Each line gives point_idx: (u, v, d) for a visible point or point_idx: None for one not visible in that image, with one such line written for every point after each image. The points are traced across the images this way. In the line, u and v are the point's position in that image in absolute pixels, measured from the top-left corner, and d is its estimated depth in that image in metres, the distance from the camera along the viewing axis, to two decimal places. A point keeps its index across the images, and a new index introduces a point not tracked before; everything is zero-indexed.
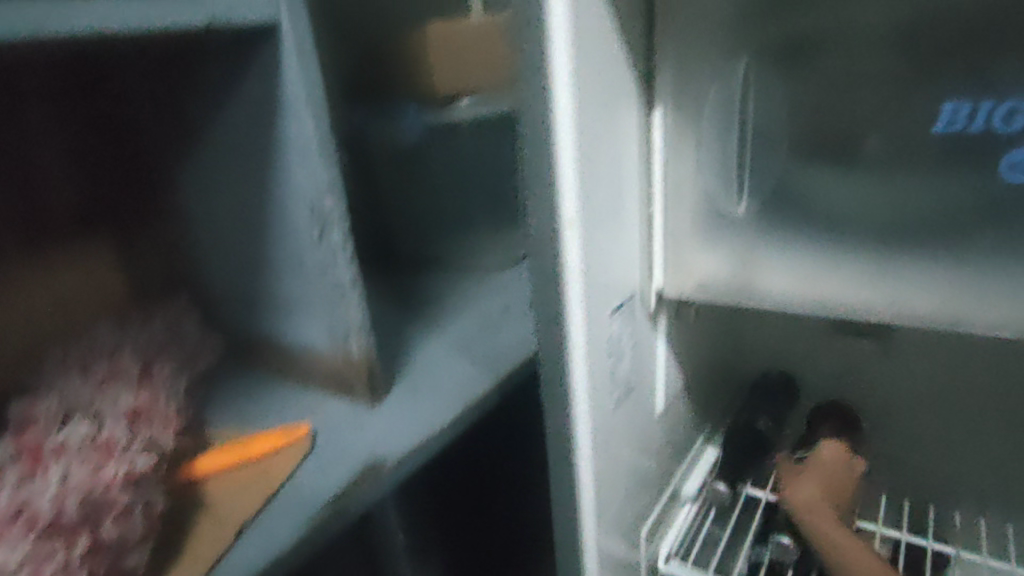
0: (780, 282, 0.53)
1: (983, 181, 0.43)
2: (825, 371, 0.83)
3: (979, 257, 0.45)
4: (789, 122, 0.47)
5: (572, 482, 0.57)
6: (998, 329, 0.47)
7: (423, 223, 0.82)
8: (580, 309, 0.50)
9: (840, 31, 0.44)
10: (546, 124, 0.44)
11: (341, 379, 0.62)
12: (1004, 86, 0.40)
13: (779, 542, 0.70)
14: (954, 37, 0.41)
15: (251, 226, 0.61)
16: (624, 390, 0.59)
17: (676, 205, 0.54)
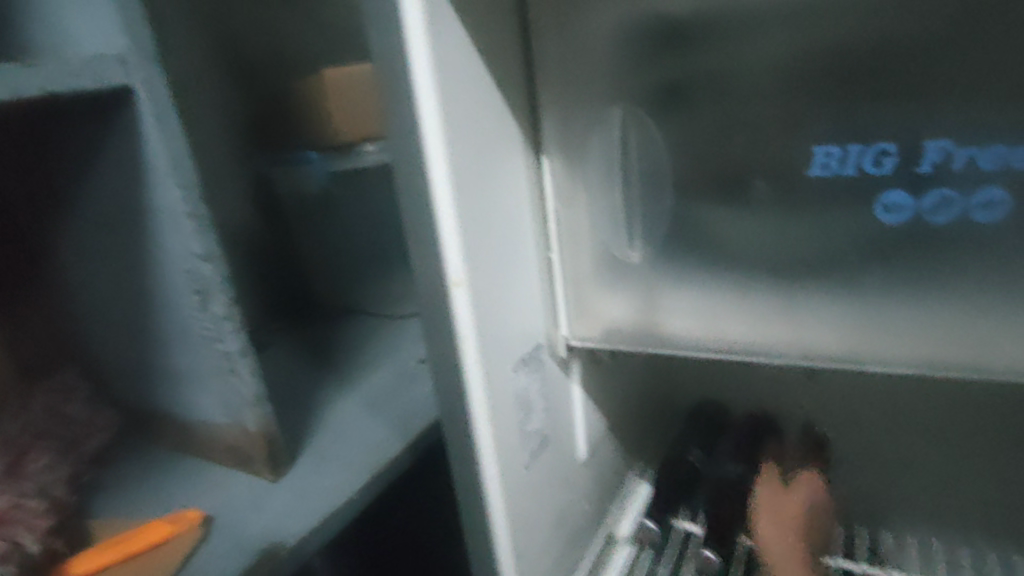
0: (682, 326, 0.51)
1: (865, 218, 0.42)
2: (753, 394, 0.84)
3: (874, 293, 0.44)
4: (673, 165, 0.47)
5: (487, 547, 0.54)
6: (907, 370, 0.44)
7: (341, 272, 0.83)
8: (477, 366, 0.48)
9: (712, 75, 0.43)
10: (421, 182, 0.43)
11: (241, 454, 0.58)
12: (871, 127, 0.40)
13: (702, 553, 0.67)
14: (819, 79, 0.41)
15: (135, 295, 0.57)
16: (539, 444, 0.57)
17: (576, 252, 0.53)
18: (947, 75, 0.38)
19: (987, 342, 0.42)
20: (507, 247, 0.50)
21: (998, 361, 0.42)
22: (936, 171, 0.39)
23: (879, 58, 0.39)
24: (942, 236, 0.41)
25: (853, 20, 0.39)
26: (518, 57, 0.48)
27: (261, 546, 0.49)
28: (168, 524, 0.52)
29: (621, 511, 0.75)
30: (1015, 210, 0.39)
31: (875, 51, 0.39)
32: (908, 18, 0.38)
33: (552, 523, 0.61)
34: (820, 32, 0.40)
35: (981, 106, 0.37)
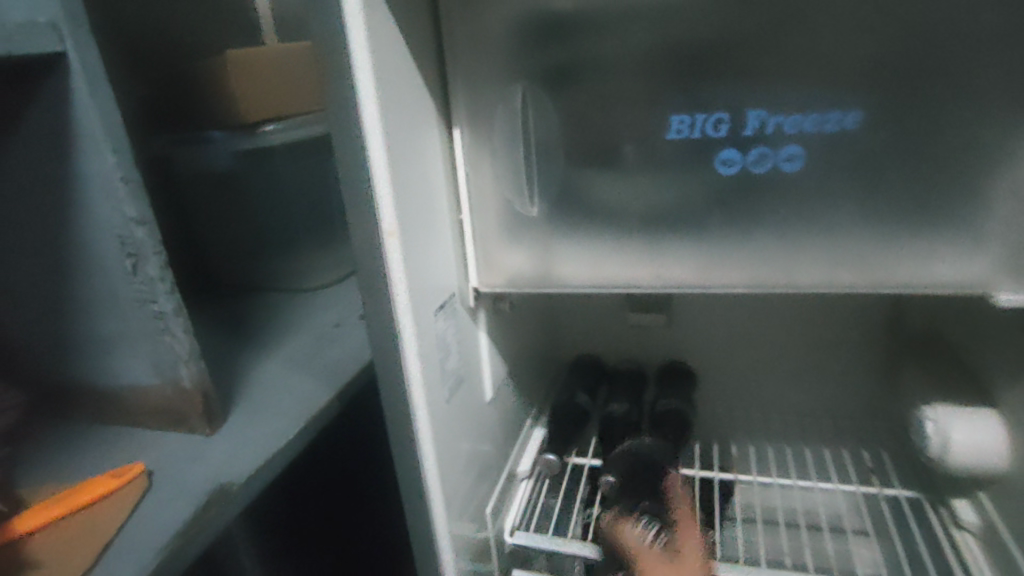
0: (572, 267, 0.62)
1: (710, 173, 0.55)
2: (623, 344, 0.99)
3: (716, 232, 0.57)
4: (562, 135, 0.57)
5: (418, 472, 0.61)
6: (741, 289, 0.58)
7: (248, 248, 0.86)
8: (407, 305, 0.55)
9: (594, 60, 0.54)
10: (359, 142, 0.49)
11: (174, 413, 0.60)
12: (710, 102, 0.53)
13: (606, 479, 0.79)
14: (675, 63, 0.53)
15: (50, 266, 0.57)
16: (456, 381, 0.65)
17: (483, 209, 0.62)
18: (760, 65, 0.51)
19: (795, 266, 0.56)
20: (427, 205, 0.57)
21: (801, 278, 0.57)
22: (756, 134, 0.53)
23: (714, 49, 0.52)
24: (762, 184, 0.55)
25: (695, 20, 0.51)
26: (430, 42, 0.56)
27: (210, 488, 0.53)
28: (113, 477, 0.54)
29: (520, 452, 0.86)
30: (808, 164, 0.53)
31: (713, 43, 0.51)
32: (734, 20, 0.51)
33: (468, 452, 0.70)
34: (673, 29, 0.52)
35: (784, 86, 0.51)
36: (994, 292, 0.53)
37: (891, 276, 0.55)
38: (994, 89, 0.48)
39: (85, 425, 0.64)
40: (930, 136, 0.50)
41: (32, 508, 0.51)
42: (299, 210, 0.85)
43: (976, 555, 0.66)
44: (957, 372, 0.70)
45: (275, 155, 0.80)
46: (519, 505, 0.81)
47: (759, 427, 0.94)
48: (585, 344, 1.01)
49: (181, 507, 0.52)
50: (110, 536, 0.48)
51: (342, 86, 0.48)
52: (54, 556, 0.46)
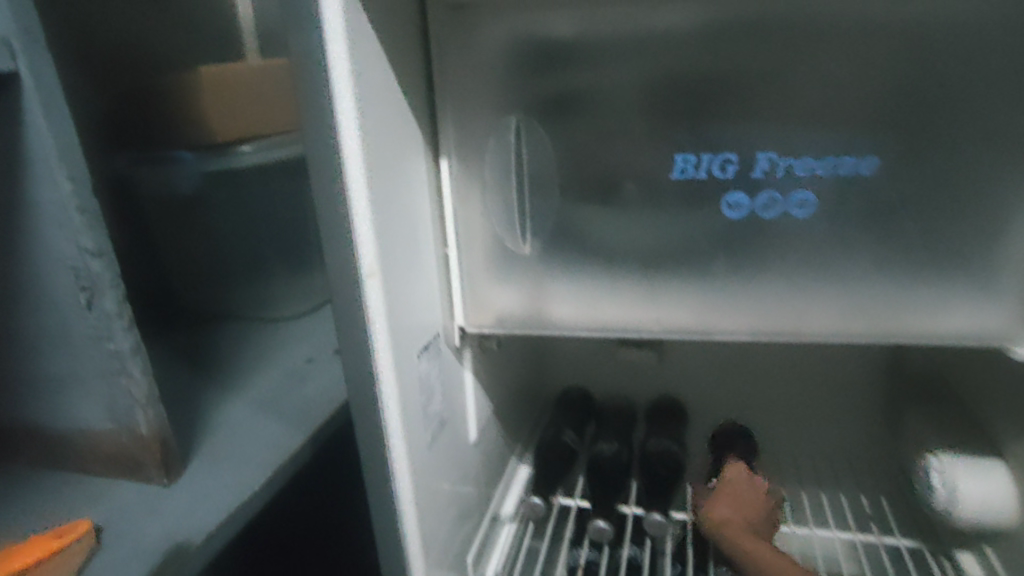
0: (566, 308, 0.58)
1: (713, 215, 0.52)
2: (612, 378, 0.96)
3: (721, 276, 0.54)
4: (559, 170, 0.54)
5: (396, 524, 0.57)
6: (743, 336, 0.55)
7: (220, 274, 0.81)
8: (387, 348, 0.51)
9: (594, 92, 0.51)
10: (339, 176, 0.45)
11: (130, 461, 0.55)
12: (717, 140, 0.50)
13: (595, 524, 0.75)
14: (679, 98, 0.50)
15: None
16: (439, 426, 0.61)
17: (471, 246, 0.58)
18: (769, 104, 0.48)
19: (801, 313, 0.53)
20: (412, 240, 0.53)
21: (808, 328, 0.54)
22: (763, 177, 0.50)
23: (723, 85, 0.49)
24: (769, 228, 0.52)
25: (703, 53, 0.48)
26: (419, 69, 0.53)
27: (166, 547, 0.48)
28: (58, 535, 0.48)
29: (503, 493, 0.82)
30: (819, 208, 0.50)
31: (720, 78, 0.48)
32: (743, 55, 0.48)
33: (449, 501, 0.65)
34: (679, 62, 0.49)
35: (795, 126, 0.49)
36: (1012, 345, 0.50)
37: (903, 327, 0.52)
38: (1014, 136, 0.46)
39: (32, 470, 0.59)
40: (947, 183, 0.48)
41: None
42: (275, 235, 0.81)
43: None
44: (963, 420, 0.67)
45: (250, 176, 0.76)
46: (503, 551, 0.77)
47: None
48: (572, 377, 0.98)
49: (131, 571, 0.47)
50: None
51: (322, 115, 0.44)
52: None
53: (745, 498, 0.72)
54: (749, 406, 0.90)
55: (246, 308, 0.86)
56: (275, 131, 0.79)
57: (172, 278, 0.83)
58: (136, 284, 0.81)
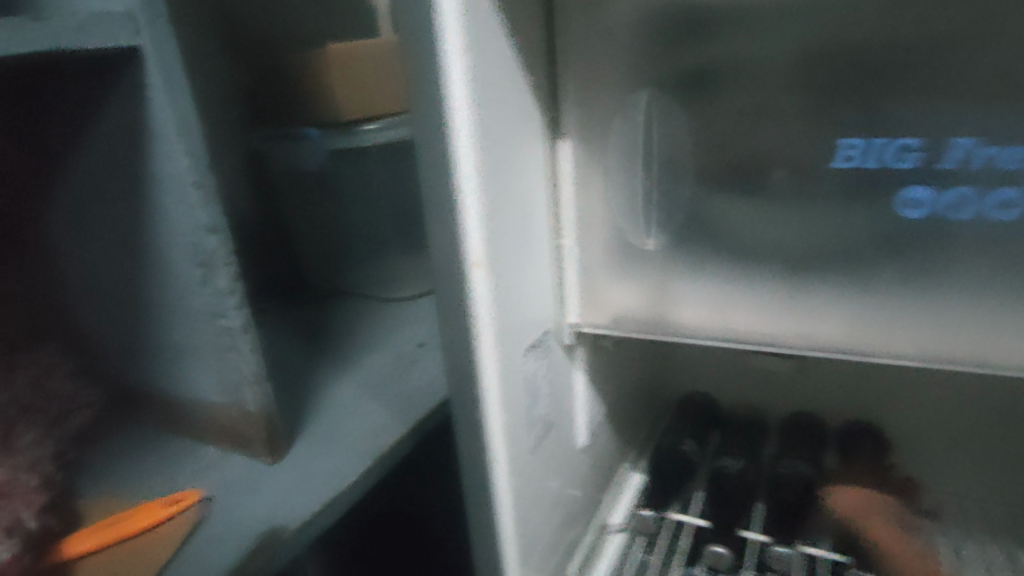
0: (693, 312, 0.51)
1: (888, 211, 0.43)
2: (741, 387, 0.87)
3: (888, 286, 0.45)
4: (693, 154, 0.47)
5: (491, 531, 0.54)
6: (913, 362, 0.45)
7: (339, 253, 0.82)
8: (489, 345, 0.47)
9: (741, 62, 0.43)
10: (446, 155, 0.41)
11: (239, 435, 0.56)
12: (898, 120, 0.41)
13: (713, 549, 0.68)
14: (850, 68, 0.41)
15: (127, 270, 0.54)
16: (543, 430, 0.57)
17: (588, 225, 0.52)
18: (973, 76, 0.38)
19: (995, 338, 0.43)
20: (524, 229, 0.49)
21: (1001, 358, 0.43)
22: (961, 169, 0.40)
23: (913, 51, 0.39)
24: (960, 229, 0.41)
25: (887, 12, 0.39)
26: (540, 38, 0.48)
27: (260, 532, 0.48)
28: (171, 504, 0.50)
29: (612, 502, 0.76)
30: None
31: (908, 42, 0.39)
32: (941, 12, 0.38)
33: (552, 508, 0.61)
34: (854, 22, 0.40)
35: (1008, 104, 0.38)
36: None
37: None
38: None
39: (158, 434, 0.61)
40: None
41: (90, 533, 0.48)
42: (394, 215, 0.80)
43: None
44: None
45: (372, 155, 0.75)
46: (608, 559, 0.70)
47: None
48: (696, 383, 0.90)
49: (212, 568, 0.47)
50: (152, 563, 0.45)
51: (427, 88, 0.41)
52: None
53: (866, 499, 0.72)
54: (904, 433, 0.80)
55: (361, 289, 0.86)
56: (397, 111, 0.77)
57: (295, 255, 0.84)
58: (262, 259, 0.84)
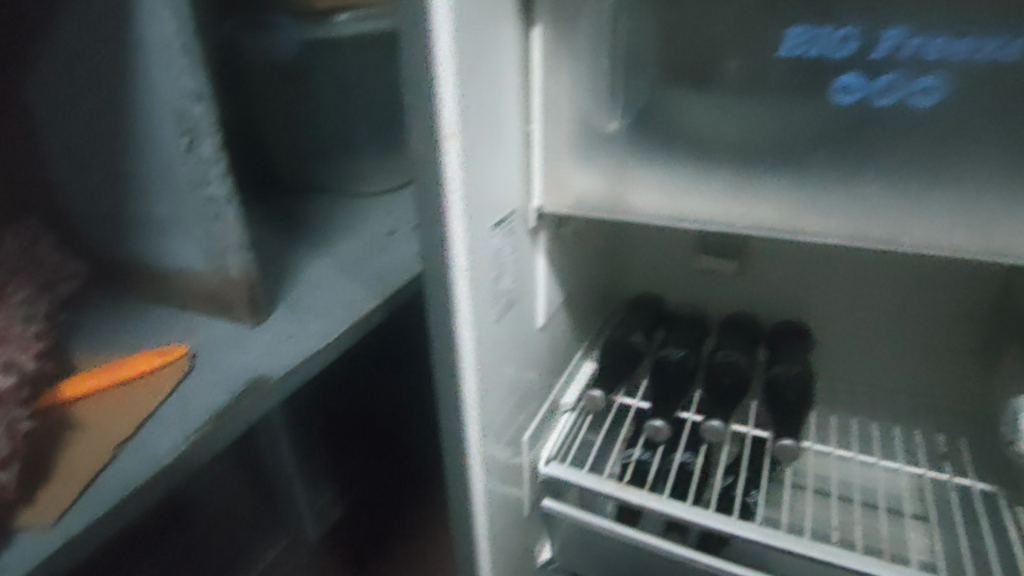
0: (649, 200, 0.55)
1: (819, 116, 0.47)
2: (769, 269, 0.87)
3: (842, 176, 0.49)
4: (656, 44, 0.49)
5: (454, 381, 0.59)
6: (780, 229, 0.52)
7: (301, 151, 0.85)
8: (459, 234, 0.51)
9: None
10: (423, 15, 0.44)
11: (220, 301, 0.60)
12: (779, 19, 0.45)
13: (652, 423, 0.76)
14: None
15: (100, 157, 0.57)
16: (509, 305, 0.62)
17: (576, 139, 0.56)
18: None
19: (808, 210, 0.51)
20: (496, 127, 0.52)
21: (806, 225, 0.51)
22: (884, 59, 0.44)
23: None
24: (884, 117, 0.46)
25: None
26: None
27: (248, 378, 0.54)
28: (157, 357, 0.55)
29: (566, 383, 0.84)
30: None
31: None
32: None
33: (511, 386, 0.68)
34: None
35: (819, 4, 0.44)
36: None
37: (898, 233, 0.49)
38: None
39: (141, 304, 0.65)
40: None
41: (69, 377, 0.53)
42: (366, 108, 0.81)
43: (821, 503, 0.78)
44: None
45: (347, 47, 0.76)
46: (482, 453, 0.64)
47: (863, 403, 0.87)
48: (723, 247, 0.88)
49: (183, 429, 0.49)
50: (152, 406, 0.51)
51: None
52: (101, 418, 0.50)
53: (796, 382, 0.81)
54: (816, 319, 0.87)
55: (373, 185, 0.90)
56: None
57: (280, 160, 0.88)
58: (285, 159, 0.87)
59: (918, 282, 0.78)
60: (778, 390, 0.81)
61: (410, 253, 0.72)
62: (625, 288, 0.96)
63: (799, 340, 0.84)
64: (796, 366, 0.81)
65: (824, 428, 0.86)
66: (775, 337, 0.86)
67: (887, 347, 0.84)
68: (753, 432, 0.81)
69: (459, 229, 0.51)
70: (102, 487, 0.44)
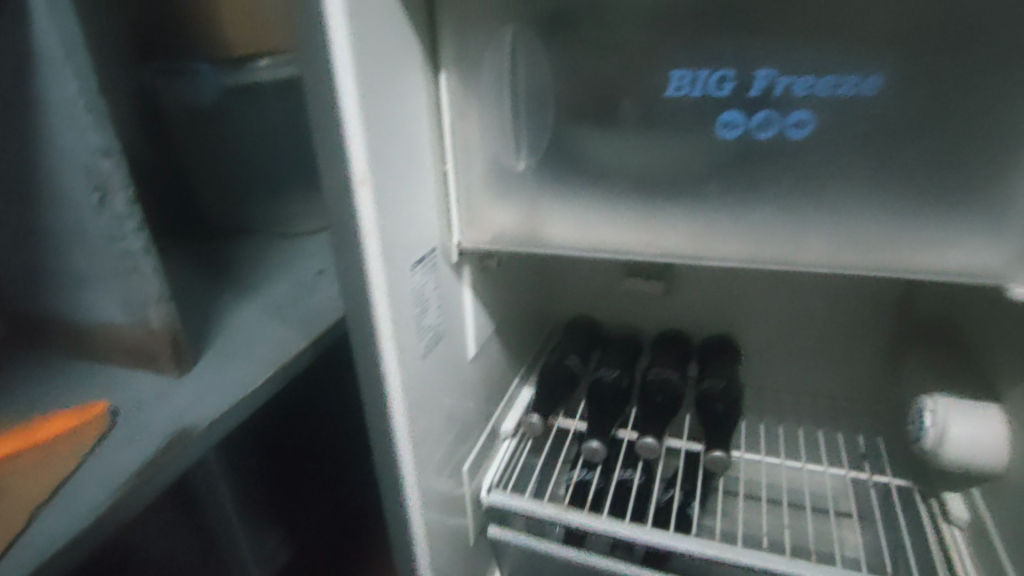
0: (563, 231, 0.58)
1: (709, 149, 0.51)
2: (692, 286, 0.91)
3: (736, 203, 0.52)
4: (556, 86, 0.52)
5: (385, 419, 0.59)
6: (685, 255, 0.55)
7: (227, 195, 0.85)
8: (378, 275, 0.52)
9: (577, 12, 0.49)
10: (326, 68, 0.45)
11: (143, 353, 0.60)
12: (665, 61, 0.49)
13: (588, 445, 0.77)
14: (579, 22, 0.49)
15: (8, 214, 0.56)
16: (437, 339, 0.63)
17: (490, 176, 0.58)
18: (642, 32, 0.48)
19: (709, 238, 0.54)
20: (409, 170, 0.54)
21: (707, 251, 0.54)
22: (759, 97, 0.48)
23: (582, 9, 0.49)
24: (765, 149, 0.50)
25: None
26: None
27: (173, 430, 0.53)
28: (75, 416, 0.54)
29: (505, 410, 0.85)
30: (886, 99, 0.46)
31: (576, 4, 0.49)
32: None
33: (446, 419, 0.69)
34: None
35: (697, 48, 0.48)
36: (1007, 284, 0.48)
37: (792, 253, 0.52)
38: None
39: (60, 360, 0.63)
40: (951, 128, 0.45)
41: None
42: (291, 151, 0.82)
43: (755, 510, 0.82)
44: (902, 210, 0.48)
45: (267, 92, 0.77)
46: (419, 488, 0.64)
47: (789, 410, 0.91)
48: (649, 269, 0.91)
49: (104, 488, 0.48)
50: (74, 463, 0.50)
51: (317, 52, 0.45)
52: (20, 481, 0.48)
53: (724, 397, 0.84)
54: (739, 332, 0.91)
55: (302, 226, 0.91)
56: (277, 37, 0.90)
57: (207, 205, 0.87)
58: (210, 204, 0.87)
59: (828, 292, 0.83)
60: (708, 405, 0.84)
61: (336, 293, 0.73)
62: (558, 312, 0.99)
63: (725, 357, 0.87)
64: (722, 381, 0.85)
65: (754, 436, 0.89)
66: (704, 354, 0.89)
67: (806, 355, 0.88)
68: (686, 445, 0.84)
69: (377, 270, 0.52)
70: (25, 549, 0.43)
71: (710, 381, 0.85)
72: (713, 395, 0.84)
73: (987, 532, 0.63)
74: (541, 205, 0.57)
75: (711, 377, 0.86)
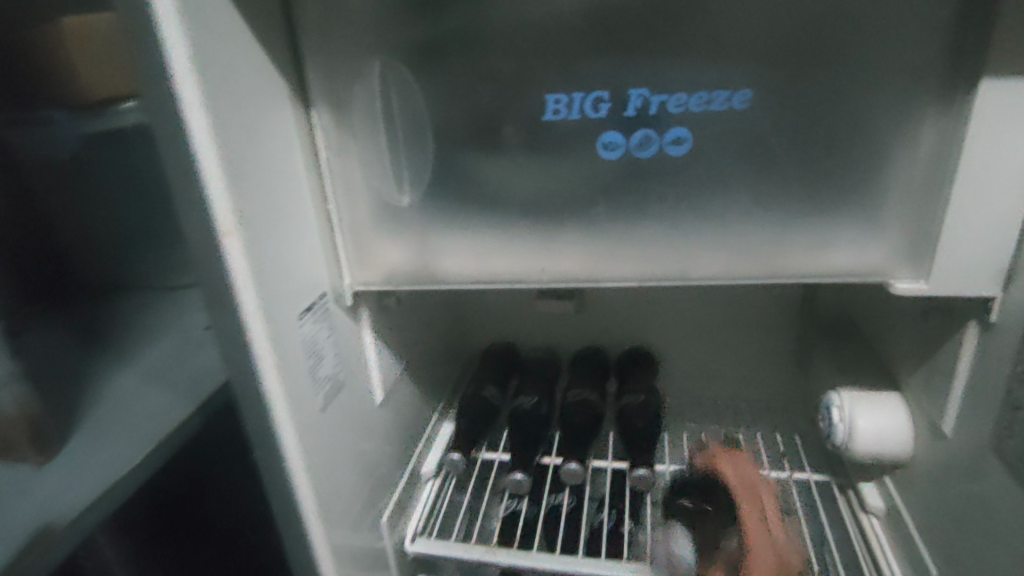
0: (458, 264, 0.55)
1: (594, 170, 0.50)
2: (602, 302, 0.91)
3: (627, 223, 0.51)
4: (434, 116, 0.50)
5: (284, 483, 0.54)
6: (582, 279, 0.53)
7: None
8: (259, 330, 0.48)
9: (446, 42, 0.48)
10: (174, 114, 0.41)
11: None
12: (540, 86, 0.48)
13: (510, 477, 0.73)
14: (450, 51, 0.48)
15: None
16: (336, 389, 0.59)
17: (374, 214, 0.55)
18: (514, 59, 0.47)
19: (604, 259, 0.53)
20: (284, 214, 0.50)
21: (604, 273, 0.53)
22: (637, 116, 0.48)
23: (451, 39, 0.48)
24: (648, 167, 0.49)
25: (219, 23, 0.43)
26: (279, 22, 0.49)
27: None
28: None
29: (425, 450, 0.81)
30: (756, 111, 0.46)
31: (443, 35, 0.48)
32: (449, 23, 0.47)
33: (356, 471, 0.64)
34: (400, 15, 0.48)
35: (570, 72, 0.47)
36: (890, 279, 0.50)
37: (687, 267, 0.52)
38: (925, 71, 0.44)
39: None
40: (819, 137, 0.46)
41: None
42: None
43: None
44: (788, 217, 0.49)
45: None
46: (332, 552, 0.59)
47: (707, 416, 0.92)
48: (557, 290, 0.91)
49: None
50: None
51: (160, 94, 0.41)
52: None
53: (644, 409, 0.84)
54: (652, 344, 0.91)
55: None
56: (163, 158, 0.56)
57: None
58: None
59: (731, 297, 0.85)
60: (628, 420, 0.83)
61: None
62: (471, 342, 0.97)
63: (641, 369, 0.88)
64: (640, 394, 0.85)
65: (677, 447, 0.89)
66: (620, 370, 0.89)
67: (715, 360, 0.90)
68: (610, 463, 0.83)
69: (257, 325, 0.48)
70: None
71: (628, 396, 0.85)
72: (633, 409, 0.84)
73: (902, 517, 0.64)
74: (433, 238, 0.55)
75: (629, 392, 0.86)
